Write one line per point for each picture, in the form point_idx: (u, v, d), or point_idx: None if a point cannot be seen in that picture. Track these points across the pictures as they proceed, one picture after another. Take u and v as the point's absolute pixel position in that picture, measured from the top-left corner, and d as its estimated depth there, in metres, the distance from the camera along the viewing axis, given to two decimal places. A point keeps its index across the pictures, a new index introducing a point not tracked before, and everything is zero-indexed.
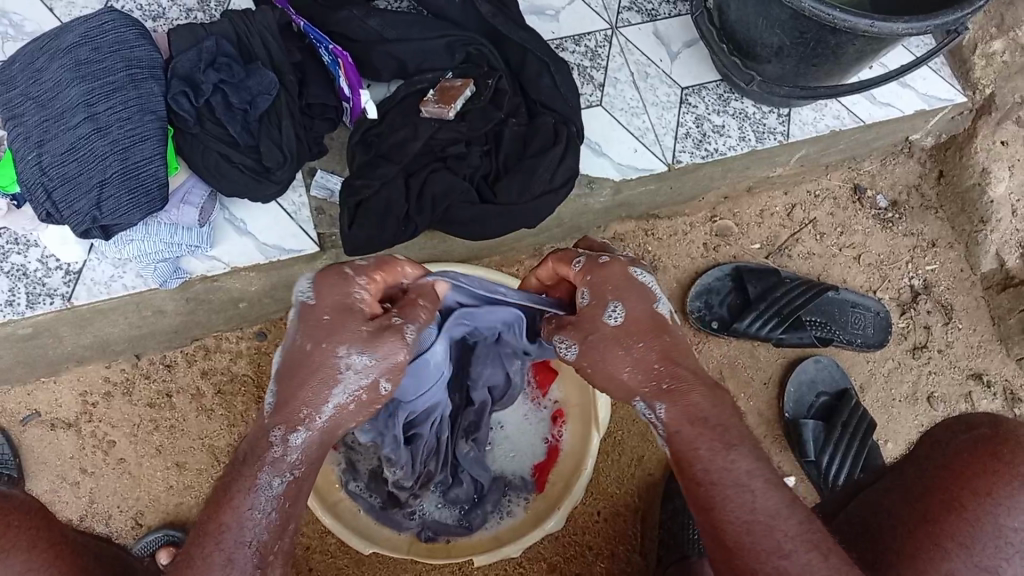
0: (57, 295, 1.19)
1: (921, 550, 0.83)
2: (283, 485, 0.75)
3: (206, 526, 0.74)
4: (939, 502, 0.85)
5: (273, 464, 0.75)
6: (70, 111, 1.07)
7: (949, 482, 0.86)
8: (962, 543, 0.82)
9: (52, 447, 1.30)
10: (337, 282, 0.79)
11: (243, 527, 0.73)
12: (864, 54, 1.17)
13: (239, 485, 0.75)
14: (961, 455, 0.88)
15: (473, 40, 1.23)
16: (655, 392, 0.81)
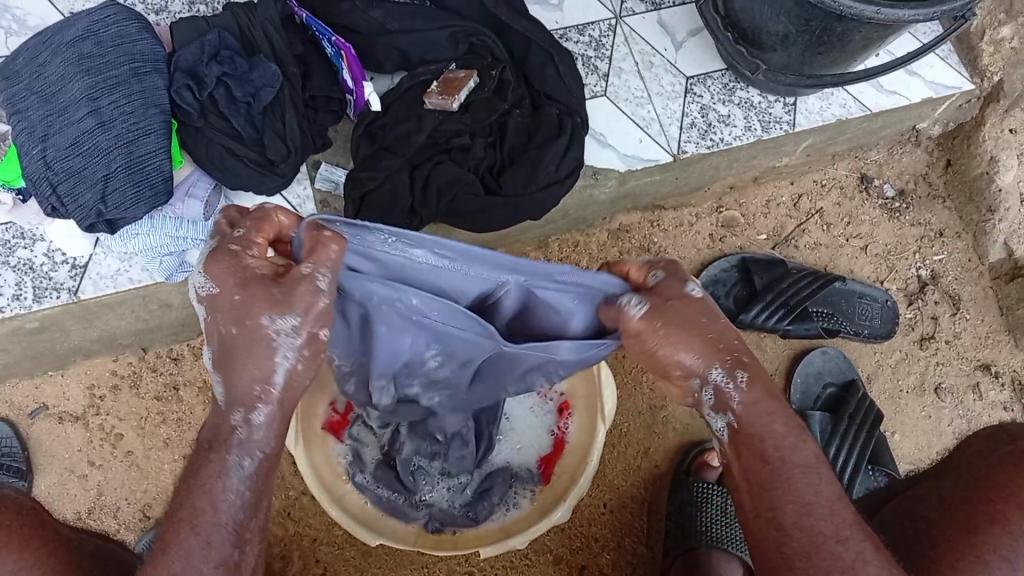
0: (63, 289, 1.19)
1: (961, 559, 0.83)
2: (253, 463, 0.76)
3: (181, 509, 0.75)
4: (982, 513, 0.85)
5: (240, 445, 0.75)
6: (74, 106, 1.07)
7: (990, 494, 0.87)
8: (1004, 556, 0.81)
9: (59, 440, 1.31)
10: (224, 263, 0.74)
11: (218, 509, 0.75)
12: (870, 41, 1.16)
13: (212, 468, 0.75)
14: (1003, 470, 0.88)
15: (476, 31, 1.23)
16: (724, 363, 0.79)
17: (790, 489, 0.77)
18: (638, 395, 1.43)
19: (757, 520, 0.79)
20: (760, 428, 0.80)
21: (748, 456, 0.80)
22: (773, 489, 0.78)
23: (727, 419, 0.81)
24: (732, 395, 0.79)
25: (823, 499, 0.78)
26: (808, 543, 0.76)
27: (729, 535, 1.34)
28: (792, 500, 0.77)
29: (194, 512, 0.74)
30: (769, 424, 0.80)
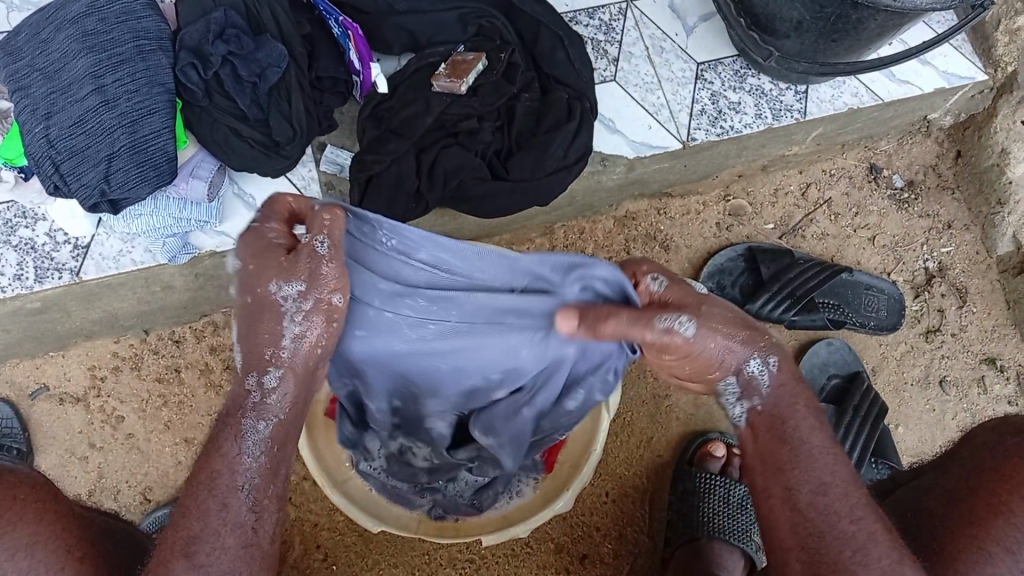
0: (65, 270, 1.18)
1: (964, 551, 0.83)
2: (269, 428, 0.77)
3: (202, 472, 0.77)
4: (987, 505, 0.84)
5: (253, 410, 0.76)
6: (78, 83, 1.06)
7: (995, 485, 0.85)
8: (1007, 548, 0.81)
9: (60, 422, 1.30)
10: (248, 236, 0.76)
11: (236, 472, 0.76)
12: (885, 29, 1.15)
13: (229, 434, 0.77)
14: (1010, 458, 0.86)
15: (485, 12, 1.21)
16: (761, 351, 0.80)
17: (806, 471, 0.80)
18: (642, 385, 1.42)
19: (773, 502, 0.81)
20: (784, 410, 0.82)
21: (767, 438, 0.81)
22: (790, 471, 0.80)
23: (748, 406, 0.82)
24: (762, 381, 0.81)
25: (838, 479, 0.80)
26: (823, 522, 0.78)
27: (732, 525, 1.35)
28: (808, 481, 0.79)
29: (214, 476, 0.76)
30: (792, 408, 0.82)
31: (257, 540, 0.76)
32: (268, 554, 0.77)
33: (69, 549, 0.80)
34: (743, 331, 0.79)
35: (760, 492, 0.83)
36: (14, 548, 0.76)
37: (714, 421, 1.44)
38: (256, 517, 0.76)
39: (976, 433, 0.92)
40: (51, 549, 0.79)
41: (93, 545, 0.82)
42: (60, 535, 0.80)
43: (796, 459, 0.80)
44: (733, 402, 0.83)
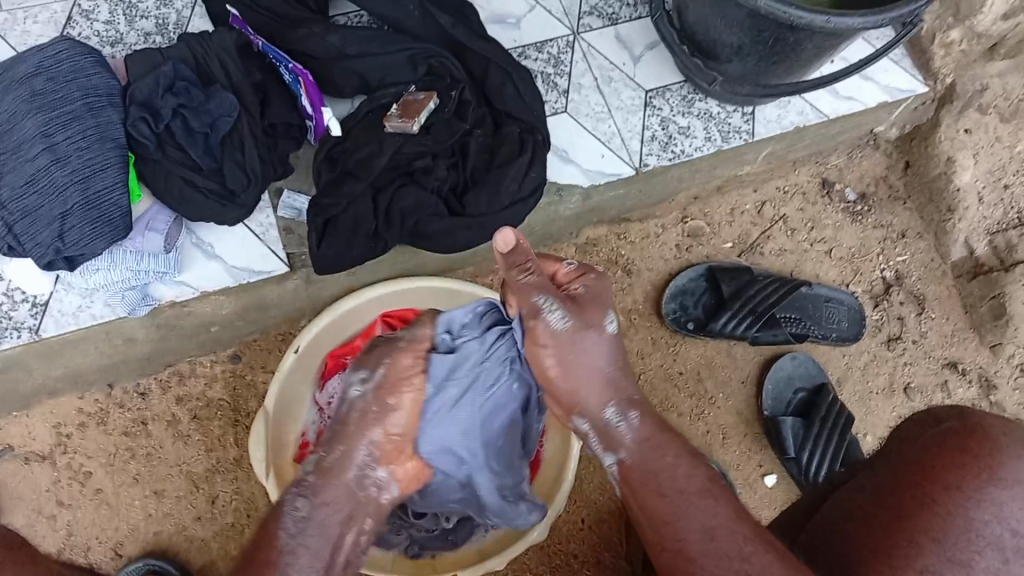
0: (24, 328, 1.17)
1: (894, 545, 0.83)
2: (309, 507, 0.88)
3: (258, 557, 0.83)
4: (911, 497, 0.85)
5: (297, 487, 0.89)
6: (28, 143, 1.05)
7: (917, 478, 0.87)
8: (934, 537, 0.82)
9: (26, 481, 1.29)
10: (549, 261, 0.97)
11: (273, 548, 0.83)
12: (823, 49, 1.17)
13: (273, 516, 0.87)
14: (930, 449, 0.88)
15: (435, 53, 1.23)
16: (619, 403, 0.92)
17: (686, 518, 0.83)
18: None
19: (667, 553, 0.83)
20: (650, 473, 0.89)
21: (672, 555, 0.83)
22: (676, 521, 0.84)
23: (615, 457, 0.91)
24: (622, 435, 0.91)
25: (722, 520, 0.82)
26: (714, 568, 0.79)
27: None
28: (691, 527, 0.82)
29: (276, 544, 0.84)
30: (661, 460, 0.89)
31: None
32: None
33: None
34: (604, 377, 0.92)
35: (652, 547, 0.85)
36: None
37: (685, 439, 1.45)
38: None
39: (903, 430, 0.95)
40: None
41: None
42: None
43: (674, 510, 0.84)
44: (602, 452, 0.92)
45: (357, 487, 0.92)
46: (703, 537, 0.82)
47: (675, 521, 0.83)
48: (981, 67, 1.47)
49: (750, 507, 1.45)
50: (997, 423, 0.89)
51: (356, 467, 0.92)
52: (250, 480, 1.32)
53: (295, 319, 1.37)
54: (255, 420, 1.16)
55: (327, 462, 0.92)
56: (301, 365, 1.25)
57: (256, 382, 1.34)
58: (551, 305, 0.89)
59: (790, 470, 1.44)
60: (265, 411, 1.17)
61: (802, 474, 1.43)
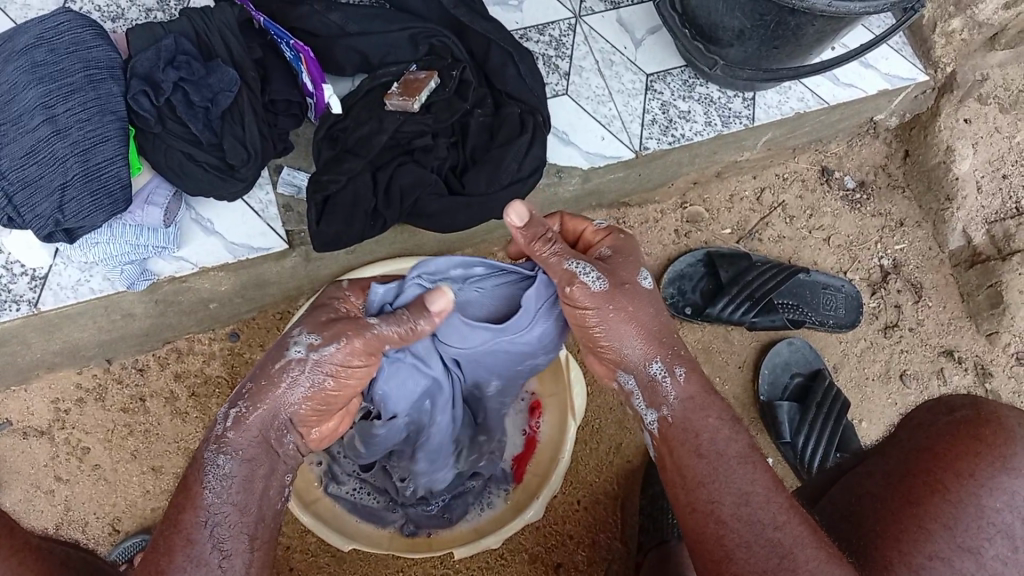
0: (23, 301, 1.17)
1: (903, 530, 0.83)
2: (234, 465, 0.77)
3: (184, 521, 0.76)
4: (923, 484, 0.86)
5: (215, 444, 0.78)
6: (29, 114, 1.06)
7: (929, 465, 0.87)
8: (945, 524, 0.82)
9: (24, 456, 1.29)
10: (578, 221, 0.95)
11: (198, 509, 0.76)
12: (825, 34, 1.18)
13: (194, 470, 0.78)
14: (943, 438, 0.88)
15: (436, 32, 1.23)
16: (665, 357, 0.87)
17: (724, 482, 0.83)
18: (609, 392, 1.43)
19: (698, 514, 0.83)
20: (693, 421, 0.86)
21: (700, 519, 0.83)
22: (711, 482, 0.83)
23: (658, 414, 0.88)
24: (665, 391, 0.87)
25: (758, 487, 0.83)
26: (748, 532, 0.80)
27: None
28: (729, 491, 0.82)
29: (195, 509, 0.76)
30: (702, 417, 0.86)
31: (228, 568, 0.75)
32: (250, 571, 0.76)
33: None
34: (647, 332, 0.87)
35: (682, 506, 0.85)
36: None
37: None
38: (222, 556, 0.75)
39: (914, 418, 0.95)
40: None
41: None
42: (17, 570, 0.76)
43: (715, 471, 0.83)
44: (643, 408, 0.89)
45: (276, 444, 0.81)
46: (742, 501, 0.82)
47: (712, 488, 0.83)
48: (982, 57, 1.49)
49: None
50: (1013, 414, 0.89)
51: (279, 426, 0.80)
52: None
53: (294, 298, 1.38)
54: None
55: (245, 420, 0.78)
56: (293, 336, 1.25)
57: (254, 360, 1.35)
58: (585, 267, 0.84)
59: (785, 454, 1.46)
60: None
61: (799, 459, 1.44)
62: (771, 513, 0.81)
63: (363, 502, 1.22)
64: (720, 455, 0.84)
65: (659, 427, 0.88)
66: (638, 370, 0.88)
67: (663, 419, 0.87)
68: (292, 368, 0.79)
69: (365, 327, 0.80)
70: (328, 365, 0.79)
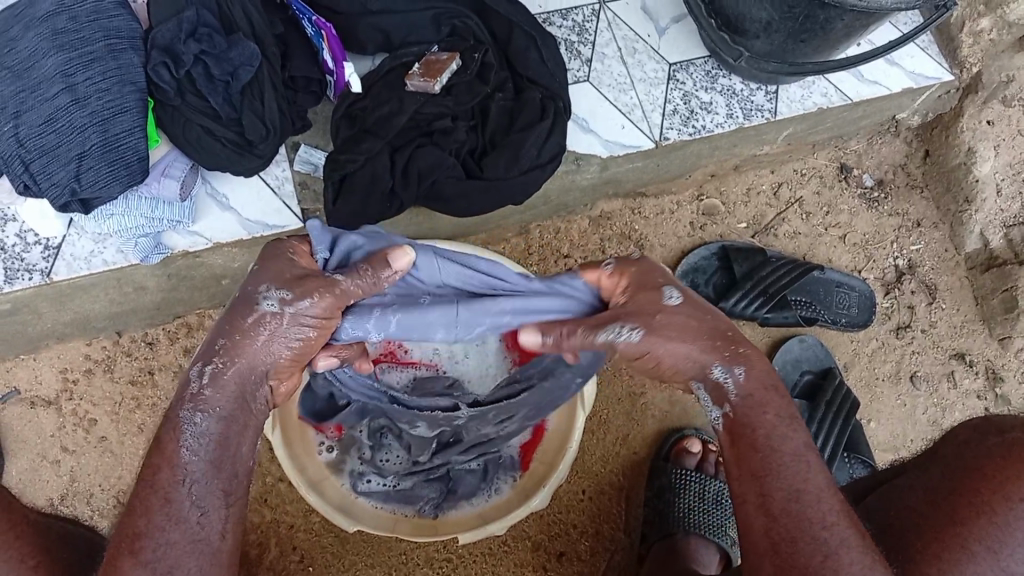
0: (36, 271, 1.16)
1: (945, 549, 0.82)
2: (209, 422, 0.78)
3: (158, 479, 0.76)
4: (969, 506, 0.84)
5: (191, 401, 0.78)
6: (48, 82, 1.05)
7: (979, 484, 0.84)
8: (990, 547, 0.81)
9: (31, 425, 1.29)
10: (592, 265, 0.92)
11: (174, 467, 0.76)
12: (854, 29, 1.16)
13: (168, 428, 0.78)
14: (993, 459, 0.86)
15: (459, 13, 1.22)
16: (724, 358, 0.83)
17: (776, 476, 0.79)
18: (619, 383, 1.43)
19: (748, 506, 0.80)
20: (750, 416, 0.82)
21: (751, 511, 0.80)
22: (763, 476, 0.79)
23: (723, 411, 0.84)
24: (728, 390, 0.83)
25: (812, 484, 0.79)
26: (794, 528, 0.77)
27: (704, 521, 1.35)
28: (781, 485, 0.79)
29: (171, 469, 0.76)
30: (761, 413, 0.82)
31: (205, 535, 0.76)
32: (222, 548, 0.76)
33: (24, 558, 0.76)
34: (699, 339, 0.83)
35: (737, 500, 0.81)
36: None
37: (690, 417, 1.45)
38: (200, 512, 0.76)
39: (959, 434, 0.92)
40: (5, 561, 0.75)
41: (48, 553, 0.78)
42: (11, 544, 0.76)
43: (769, 465, 0.80)
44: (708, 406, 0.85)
45: (250, 398, 0.80)
46: (795, 495, 0.78)
47: (767, 484, 0.79)
48: (1009, 59, 1.45)
49: None
50: None
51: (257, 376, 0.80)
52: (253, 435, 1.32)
53: None
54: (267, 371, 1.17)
55: (222, 374, 0.78)
56: None
57: None
58: (619, 328, 0.82)
59: None
60: None
61: None
62: (822, 511, 0.78)
63: (395, 486, 1.21)
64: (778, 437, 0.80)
65: (724, 423, 0.84)
66: (697, 378, 0.84)
67: (725, 416, 0.83)
68: (268, 321, 0.78)
69: (333, 283, 0.81)
70: (306, 318, 0.79)
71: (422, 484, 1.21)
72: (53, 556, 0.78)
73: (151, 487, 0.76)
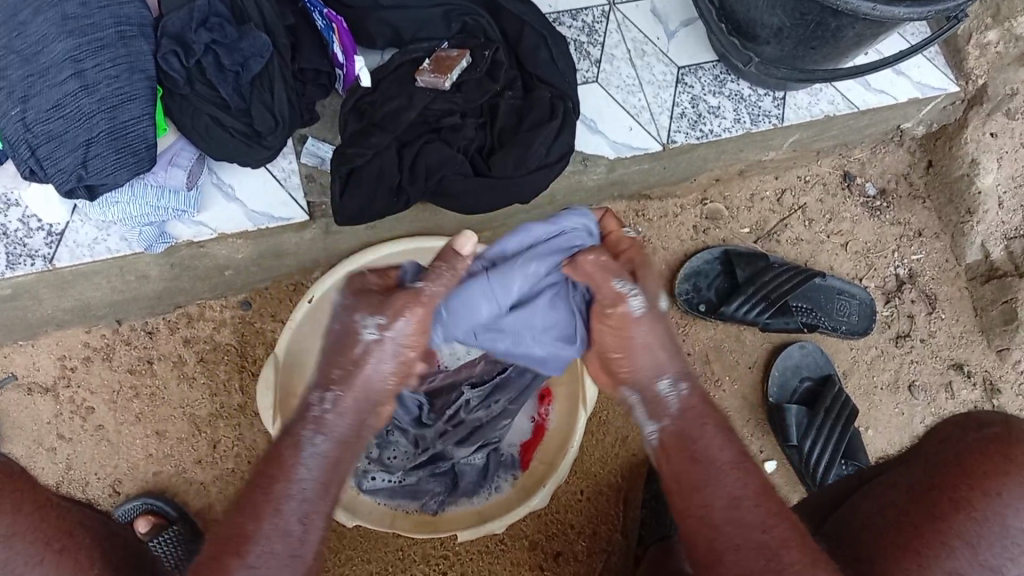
0: (38, 257, 1.16)
1: (926, 546, 0.83)
2: (327, 445, 0.76)
3: (271, 490, 0.73)
4: (948, 501, 0.85)
5: (313, 423, 0.76)
6: (56, 67, 1.04)
7: (958, 480, 0.86)
8: (968, 542, 0.82)
9: (28, 412, 1.28)
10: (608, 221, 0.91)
11: (289, 481, 0.74)
12: (864, 38, 1.17)
13: (287, 444, 0.76)
14: (971, 455, 0.88)
15: (470, 10, 1.21)
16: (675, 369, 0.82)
17: (716, 485, 0.79)
18: (618, 385, 1.44)
19: (690, 518, 0.80)
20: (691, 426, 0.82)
21: (692, 522, 0.79)
22: (704, 485, 0.79)
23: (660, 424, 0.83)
24: (670, 400, 0.82)
25: (748, 491, 0.79)
26: (737, 535, 0.77)
27: None
28: (720, 494, 0.79)
29: (285, 481, 0.74)
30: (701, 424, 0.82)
31: (302, 551, 0.72)
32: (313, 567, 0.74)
33: (47, 540, 0.77)
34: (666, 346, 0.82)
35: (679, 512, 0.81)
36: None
37: None
38: (302, 529, 0.73)
39: (939, 432, 0.95)
40: (29, 541, 0.76)
41: (70, 535, 0.78)
42: (36, 525, 0.77)
43: (707, 475, 0.79)
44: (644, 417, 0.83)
45: (365, 428, 0.78)
46: (734, 504, 0.78)
47: (706, 495, 0.79)
48: (1015, 72, 1.45)
49: None
50: None
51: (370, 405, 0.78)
52: (252, 427, 1.32)
53: (309, 270, 1.36)
54: (264, 364, 1.18)
55: (344, 403, 0.76)
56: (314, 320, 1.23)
57: (265, 330, 1.34)
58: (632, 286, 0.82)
59: (790, 458, 1.45)
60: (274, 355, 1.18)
61: (804, 464, 1.43)
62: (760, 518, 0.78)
63: (401, 482, 1.20)
64: (710, 449, 0.80)
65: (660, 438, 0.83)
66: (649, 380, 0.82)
67: (664, 428, 0.82)
68: (375, 349, 0.76)
69: (418, 293, 0.78)
70: (403, 340, 0.76)
71: (427, 479, 1.20)
72: (75, 540, 0.78)
73: (263, 498, 0.73)
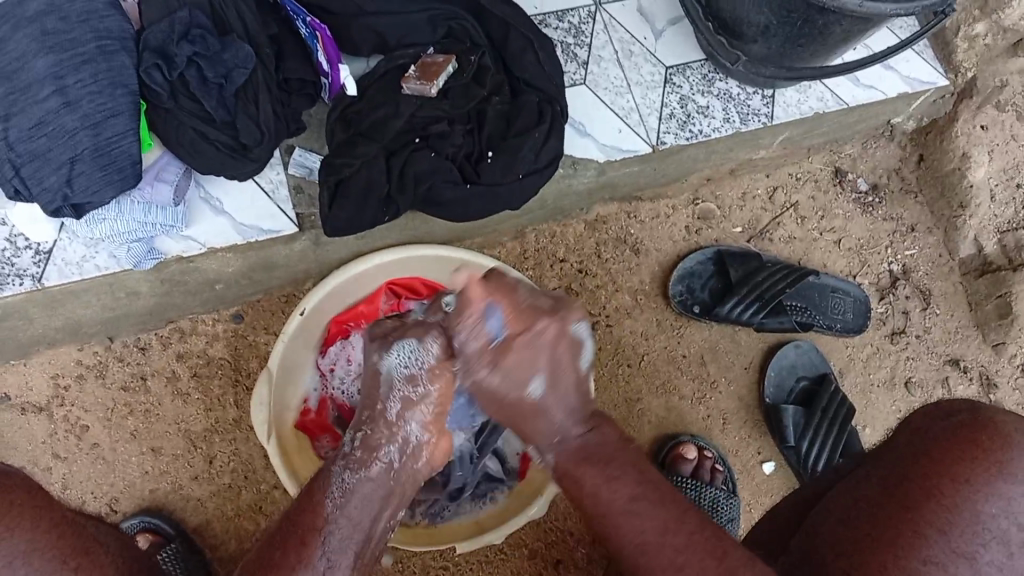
0: (27, 276, 1.15)
1: (901, 535, 0.82)
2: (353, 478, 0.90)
3: (303, 521, 0.85)
4: (918, 488, 0.86)
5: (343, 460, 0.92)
6: (38, 84, 1.03)
7: (926, 470, 0.87)
8: (940, 529, 0.81)
9: (21, 432, 1.27)
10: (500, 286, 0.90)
11: (317, 515, 0.86)
12: (850, 35, 1.16)
13: (321, 479, 0.91)
14: (939, 443, 0.89)
15: (454, 15, 1.20)
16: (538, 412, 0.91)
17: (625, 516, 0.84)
18: (614, 390, 1.43)
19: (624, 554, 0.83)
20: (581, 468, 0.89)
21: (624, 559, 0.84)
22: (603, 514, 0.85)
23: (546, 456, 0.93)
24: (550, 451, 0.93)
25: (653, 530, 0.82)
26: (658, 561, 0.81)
27: None
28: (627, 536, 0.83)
29: (311, 521, 0.85)
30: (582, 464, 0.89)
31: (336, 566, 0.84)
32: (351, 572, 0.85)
33: (64, 558, 0.78)
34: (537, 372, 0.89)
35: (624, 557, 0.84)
36: (12, 554, 0.75)
37: (685, 423, 1.45)
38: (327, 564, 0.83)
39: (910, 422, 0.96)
40: (49, 557, 0.77)
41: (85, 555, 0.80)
42: (55, 543, 0.78)
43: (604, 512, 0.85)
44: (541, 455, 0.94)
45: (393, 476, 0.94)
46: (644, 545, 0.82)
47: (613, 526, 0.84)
48: (1004, 63, 1.46)
49: (747, 493, 1.47)
50: (1009, 420, 0.90)
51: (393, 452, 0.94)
52: (248, 441, 1.31)
53: (301, 281, 1.35)
54: (257, 382, 1.14)
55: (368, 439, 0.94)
56: (302, 336, 1.24)
57: (257, 342, 1.33)
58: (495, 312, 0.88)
59: (788, 458, 1.45)
60: (269, 371, 1.15)
61: (801, 463, 1.43)
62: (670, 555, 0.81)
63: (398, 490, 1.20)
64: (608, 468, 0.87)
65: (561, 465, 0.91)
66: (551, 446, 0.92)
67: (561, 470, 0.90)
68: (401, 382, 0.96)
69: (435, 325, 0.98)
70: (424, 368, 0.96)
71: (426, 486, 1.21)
72: (90, 559, 0.80)
73: (305, 531, 0.84)
